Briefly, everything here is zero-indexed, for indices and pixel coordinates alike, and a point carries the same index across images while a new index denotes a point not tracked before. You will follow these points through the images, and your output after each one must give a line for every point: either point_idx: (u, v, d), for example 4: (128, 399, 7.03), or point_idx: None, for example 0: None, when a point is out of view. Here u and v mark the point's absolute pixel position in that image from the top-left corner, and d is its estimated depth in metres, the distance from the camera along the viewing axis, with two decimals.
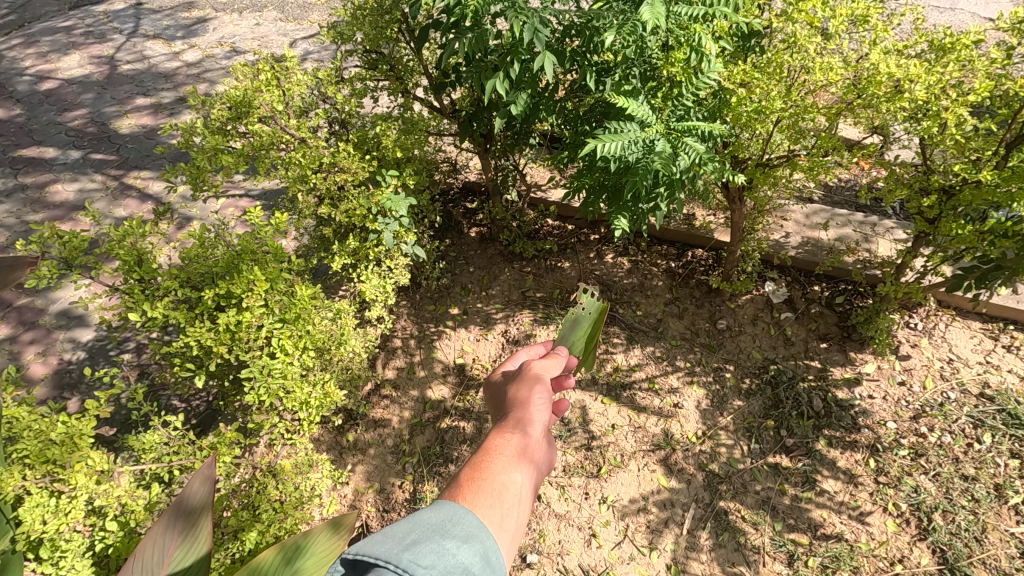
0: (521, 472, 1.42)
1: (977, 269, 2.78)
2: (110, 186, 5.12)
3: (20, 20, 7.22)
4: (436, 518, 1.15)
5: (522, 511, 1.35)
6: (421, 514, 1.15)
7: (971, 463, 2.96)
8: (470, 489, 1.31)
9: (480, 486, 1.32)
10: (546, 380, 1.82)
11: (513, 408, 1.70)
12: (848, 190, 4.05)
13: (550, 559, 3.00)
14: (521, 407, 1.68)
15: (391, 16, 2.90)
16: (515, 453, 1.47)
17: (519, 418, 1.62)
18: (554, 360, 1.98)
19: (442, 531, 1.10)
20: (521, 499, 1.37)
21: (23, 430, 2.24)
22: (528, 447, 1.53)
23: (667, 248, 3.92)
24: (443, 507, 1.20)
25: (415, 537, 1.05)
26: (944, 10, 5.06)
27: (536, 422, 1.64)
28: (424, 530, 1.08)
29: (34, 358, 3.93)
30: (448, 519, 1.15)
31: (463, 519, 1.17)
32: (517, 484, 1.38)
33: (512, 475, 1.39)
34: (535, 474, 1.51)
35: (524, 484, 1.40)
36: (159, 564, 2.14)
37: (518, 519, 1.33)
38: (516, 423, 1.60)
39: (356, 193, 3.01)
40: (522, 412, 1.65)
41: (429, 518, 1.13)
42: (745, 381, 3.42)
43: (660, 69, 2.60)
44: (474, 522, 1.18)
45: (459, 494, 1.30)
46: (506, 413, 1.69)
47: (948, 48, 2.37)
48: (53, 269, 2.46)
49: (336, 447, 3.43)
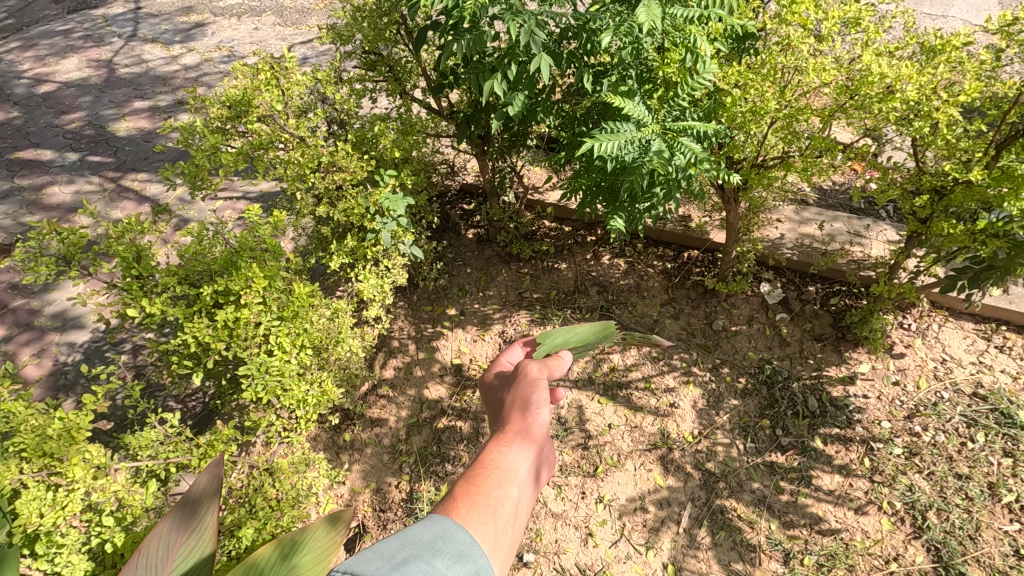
0: (517, 487, 1.42)
1: (969, 270, 2.81)
2: (107, 188, 5.12)
3: (19, 24, 7.25)
4: (428, 534, 1.17)
5: (515, 527, 1.37)
6: (412, 530, 1.17)
7: (965, 462, 2.98)
8: (465, 505, 1.31)
9: (475, 502, 1.33)
10: (547, 384, 1.80)
11: (513, 414, 1.68)
12: (841, 192, 4.10)
13: (546, 558, 3.00)
14: (520, 415, 1.66)
15: (389, 18, 2.95)
16: (513, 465, 1.46)
17: (518, 428, 1.62)
18: (561, 363, 1.95)
19: (432, 549, 1.12)
20: (516, 515, 1.38)
21: (19, 424, 2.24)
22: (524, 457, 1.52)
23: (663, 250, 3.94)
24: (436, 522, 1.22)
25: (405, 556, 1.07)
26: (935, 16, 5.12)
27: (536, 430, 1.64)
28: (414, 548, 1.10)
29: (30, 359, 3.92)
30: (439, 536, 1.17)
31: (454, 536, 1.18)
32: (514, 499, 1.39)
33: (508, 490, 1.40)
34: (532, 485, 1.53)
35: (520, 499, 1.41)
36: (164, 561, 2.10)
37: (512, 536, 1.34)
38: (515, 436, 1.58)
39: (355, 193, 3.04)
40: (521, 420, 1.65)
41: (420, 534, 1.15)
42: (740, 381, 3.44)
43: (655, 71, 2.63)
44: (467, 539, 1.20)
45: (452, 508, 1.31)
46: (505, 419, 1.68)
47: (938, 49, 2.42)
48: (51, 266, 2.43)
49: (333, 447, 3.43)
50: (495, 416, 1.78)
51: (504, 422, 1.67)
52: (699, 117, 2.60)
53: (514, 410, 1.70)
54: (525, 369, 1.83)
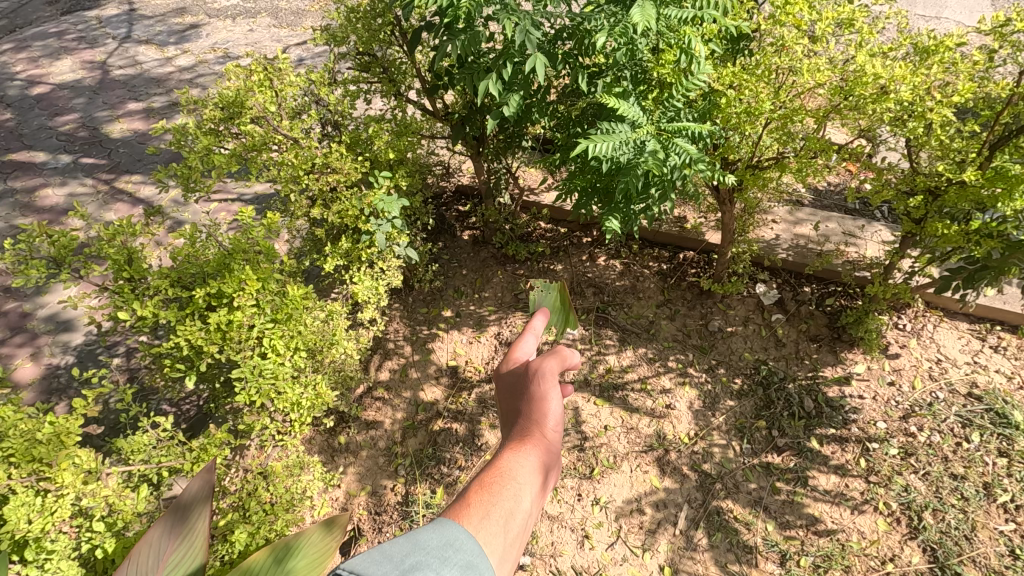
0: (529, 500, 1.41)
1: (964, 270, 2.79)
2: (100, 190, 5.09)
3: (11, 25, 7.22)
4: (437, 540, 1.14)
5: (522, 541, 1.36)
6: (422, 533, 1.15)
7: (961, 462, 2.98)
8: (477, 512, 1.30)
9: (488, 511, 1.31)
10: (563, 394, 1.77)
11: (529, 425, 1.65)
12: (836, 193, 4.11)
13: (543, 560, 2.99)
14: (536, 426, 1.64)
15: (383, 19, 2.93)
16: (526, 476, 1.46)
17: (533, 440, 1.60)
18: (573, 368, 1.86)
19: (441, 557, 1.10)
20: (524, 529, 1.37)
21: (9, 429, 2.21)
22: (536, 470, 1.51)
23: (659, 251, 3.93)
24: (445, 529, 1.20)
25: (413, 562, 1.05)
26: (929, 18, 5.16)
27: (548, 442, 1.62)
28: (423, 555, 1.08)
29: (21, 363, 3.88)
30: (449, 543, 1.15)
31: (464, 546, 1.17)
32: (524, 512, 1.38)
33: (520, 502, 1.38)
34: (541, 500, 1.51)
35: (530, 512, 1.40)
36: (155, 568, 2.06)
37: (518, 548, 1.33)
38: (529, 447, 1.57)
39: (349, 194, 3.01)
40: (536, 431, 1.63)
41: (429, 540, 1.13)
42: (736, 382, 3.44)
43: (650, 72, 2.62)
44: (475, 549, 1.18)
45: (463, 514, 1.29)
46: (519, 426, 1.66)
47: (932, 50, 2.41)
48: (41, 269, 2.39)
49: (328, 450, 3.41)
50: (507, 419, 1.75)
51: (519, 430, 1.65)
52: (695, 117, 2.59)
53: (531, 419, 1.68)
54: (543, 365, 1.76)
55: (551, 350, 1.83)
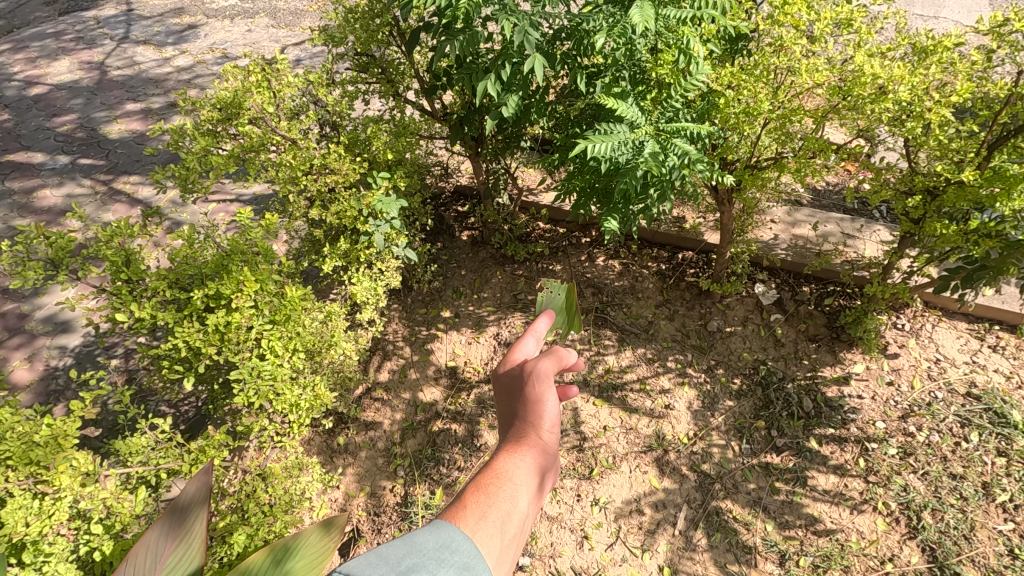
0: (525, 501, 1.41)
1: (963, 270, 2.79)
2: (98, 191, 5.08)
3: (8, 26, 7.21)
4: (434, 542, 1.14)
5: (519, 542, 1.36)
6: (419, 535, 1.14)
7: (959, 462, 2.99)
8: (473, 513, 1.30)
9: (485, 512, 1.31)
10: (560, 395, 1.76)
11: (525, 427, 1.65)
12: (835, 193, 4.12)
13: (542, 561, 2.99)
14: (532, 428, 1.63)
15: (381, 20, 2.93)
16: (523, 478, 1.46)
17: (530, 442, 1.60)
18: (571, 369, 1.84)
19: (438, 559, 1.10)
20: (521, 530, 1.37)
21: (6, 431, 2.20)
22: (532, 471, 1.51)
23: (658, 251, 3.93)
24: (442, 530, 1.20)
25: (410, 564, 1.05)
26: (928, 18, 5.17)
27: (545, 443, 1.62)
28: (420, 557, 1.08)
29: (19, 364, 3.88)
30: (446, 545, 1.15)
31: (461, 547, 1.16)
32: (521, 514, 1.38)
33: (517, 503, 1.38)
34: (538, 501, 1.51)
35: (526, 514, 1.40)
36: (152, 569, 2.04)
37: (515, 550, 1.33)
38: (525, 449, 1.57)
39: (347, 195, 3.01)
40: (533, 433, 1.62)
41: (426, 541, 1.13)
42: (735, 382, 3.44)
43: (649, 72, 2.61)
44: (472, 551, 1.17)
45: (459, 516, 1.29)
46: (516, 428, 1.66)
47: (931, 50, 2.39)
48: (39, 270, 2.39)
49: (327, 450, 3.41)
50: (504, 421, 1.75)
51: (515, 432, 1.64)
52: (693, 117, 2.58)
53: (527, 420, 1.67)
54: (539, 366, 1.75)
55: (547, 350, 1.82)
